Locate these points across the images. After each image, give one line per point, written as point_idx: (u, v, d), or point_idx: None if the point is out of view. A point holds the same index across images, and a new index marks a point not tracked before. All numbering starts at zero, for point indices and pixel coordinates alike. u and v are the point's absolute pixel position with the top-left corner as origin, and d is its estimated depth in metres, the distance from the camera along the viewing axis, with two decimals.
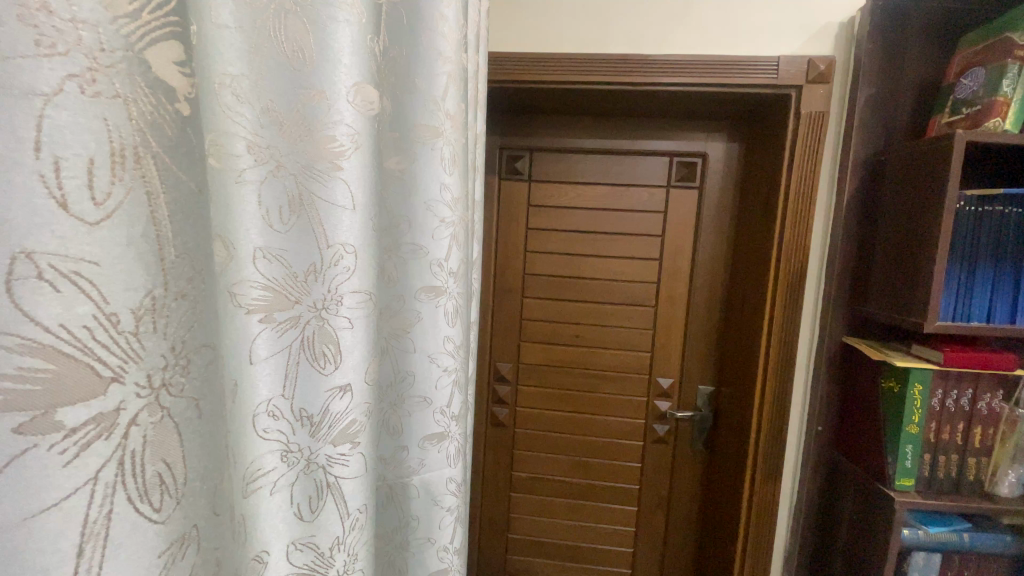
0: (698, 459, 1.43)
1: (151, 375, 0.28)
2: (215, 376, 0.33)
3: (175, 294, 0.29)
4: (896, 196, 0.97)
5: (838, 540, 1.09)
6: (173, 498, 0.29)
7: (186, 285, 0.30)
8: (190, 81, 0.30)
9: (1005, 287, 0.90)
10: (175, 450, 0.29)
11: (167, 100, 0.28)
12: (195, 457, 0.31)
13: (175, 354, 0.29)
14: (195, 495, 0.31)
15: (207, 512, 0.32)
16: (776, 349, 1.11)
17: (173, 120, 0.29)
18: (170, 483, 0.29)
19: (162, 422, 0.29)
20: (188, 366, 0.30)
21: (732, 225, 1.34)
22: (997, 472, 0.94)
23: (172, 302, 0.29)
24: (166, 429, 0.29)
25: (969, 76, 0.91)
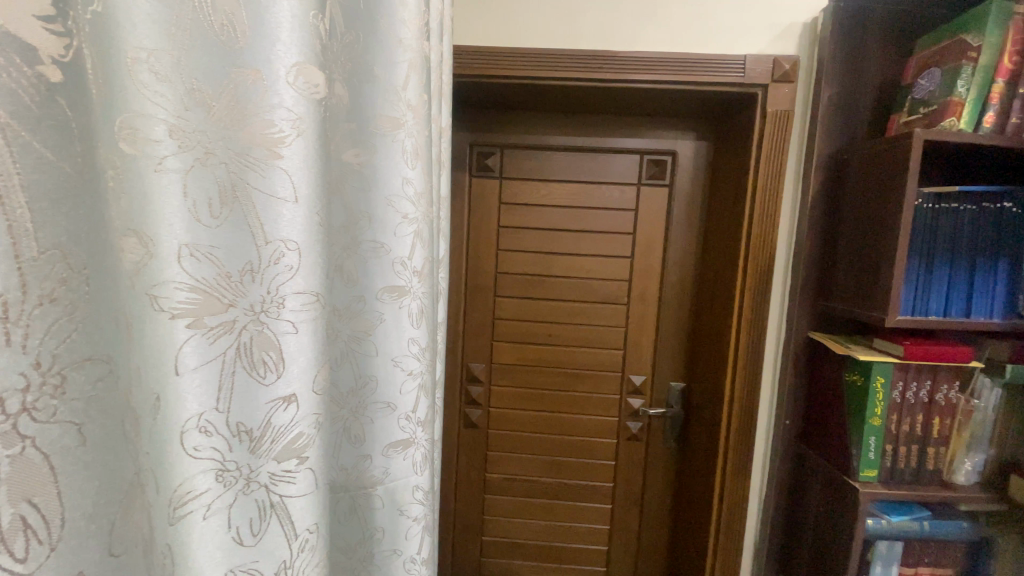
0: (670, 455, 1.44)
1: (8, 399, 0.26)
2: (110, 394, 0.32)
3: (40, 299, 0.27)
4: (859, 193, 0.98)
5: (805, 531, 1.10)
6: (44, 545, 0.28)
7: (57, 287, 0.28)
8: (65, 43, 0.28)
9: (961, 281, 0.92)
10: (44, 489, 0.27)
11: (24, 63, 0.26)
12: (77, 490, 0.29)
13: (40, 372, 0.27)
14: (78, 536, 0.30)
15: (97, 554, 0.31)
16: (745, 344, 1.12)
17: (37, 86, 0.27)
18: (38, 525, 0.27)
19: (25, 454, 0.27)
20: (63, 386, 0.28)
21: (702, 222, 1.34)
22: (955, 460, 0.96)
23: (36, 311, 0.27)
24: (30, 463, 0.27)
25: (925, 76, 0.93)
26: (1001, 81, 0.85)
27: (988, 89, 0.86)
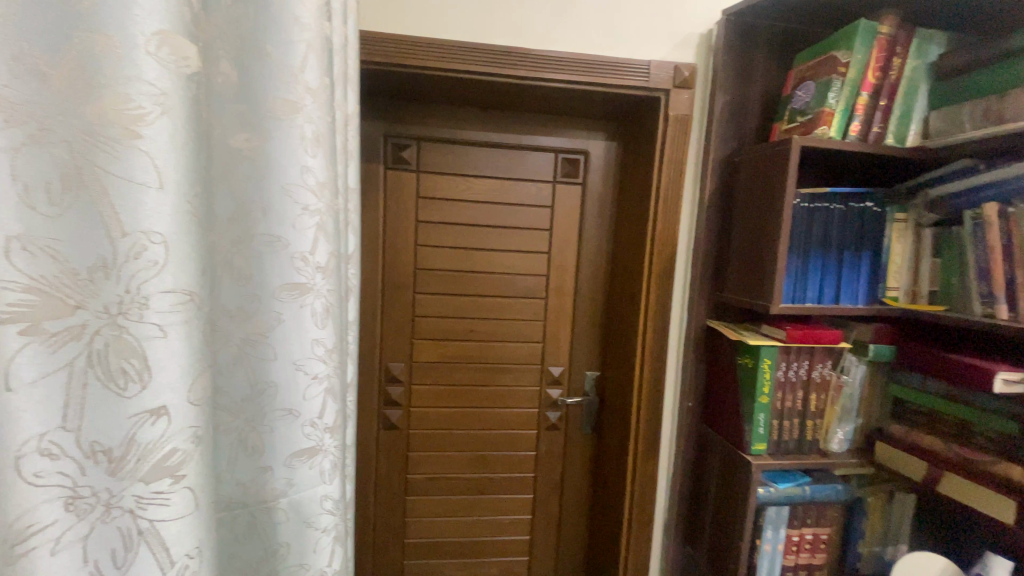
0: (587, 442, 1.49)
1: None
2: None
3: None
4: (747, 192, 1.07)
5: (707, 504, 1.19)
6: None
7: None
8: None
9: (832, 272, 1.04)
10: None
11: None
12: None
13: None
14: None
15: None
16: (653, 332, 1.19)
17: None
18: None
19: None
20: None
21: (613, 218, 1.40)
22: (830, 431, 1.09)
23: None
24: None
25: (803, 88, 1.03)
26: (864, 94, 0.97)
27: (854, 101, 0.97)
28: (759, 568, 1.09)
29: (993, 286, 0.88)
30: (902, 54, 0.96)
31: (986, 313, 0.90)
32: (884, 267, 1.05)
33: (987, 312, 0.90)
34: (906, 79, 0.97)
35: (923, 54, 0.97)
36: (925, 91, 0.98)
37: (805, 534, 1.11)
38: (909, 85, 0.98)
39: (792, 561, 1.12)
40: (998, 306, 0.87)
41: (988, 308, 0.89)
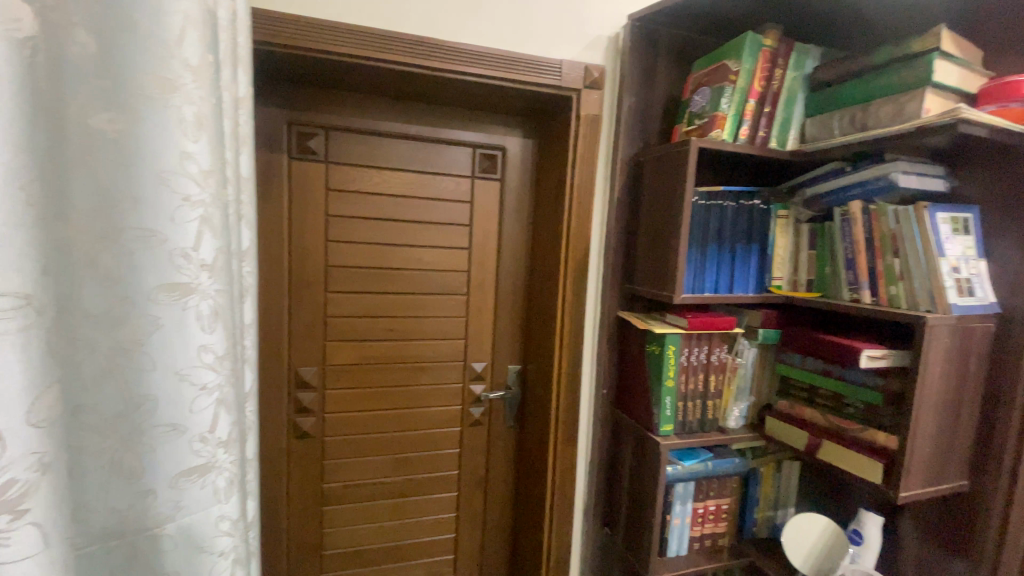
0: (510, 435, 1.50)
1: None
2: None
3: None
4: (653, 189, 1.13)
5: (622, 486, 1.25)
6: None
7: None
8: None
9: (727, 264, 1.13)
10: None
11: None
12: None
13: None
14: None
15: None
16: (570, 325, 1.22)
17: None
18: None
19: None
20: None
21: (531, 213, 1.42)
22: (727, 408, 1.18)
23: None
24: None
25: (700, 93, 1.10)
26: (751, 101, 1.06)
27: (742, 107, 1.06)
28: (669, 540, 1.17)
29: (858, 274, 1.01)
30: (782, 66, 1.06)
31: (852, 298, 1.03)
32: (770, 259, 1.15)
33: (854, 297, 1.02)
34: (786, 88, 1.08)
35: (800, 66, 1.07)
36: (801, 100, 1.09)
37: (709, 506, 1.20)
38: (789, 94, 1.08)
39: (699, 532, 1.20)
40: (863, 291, 1.00)
41: (854, 293, 1.02)
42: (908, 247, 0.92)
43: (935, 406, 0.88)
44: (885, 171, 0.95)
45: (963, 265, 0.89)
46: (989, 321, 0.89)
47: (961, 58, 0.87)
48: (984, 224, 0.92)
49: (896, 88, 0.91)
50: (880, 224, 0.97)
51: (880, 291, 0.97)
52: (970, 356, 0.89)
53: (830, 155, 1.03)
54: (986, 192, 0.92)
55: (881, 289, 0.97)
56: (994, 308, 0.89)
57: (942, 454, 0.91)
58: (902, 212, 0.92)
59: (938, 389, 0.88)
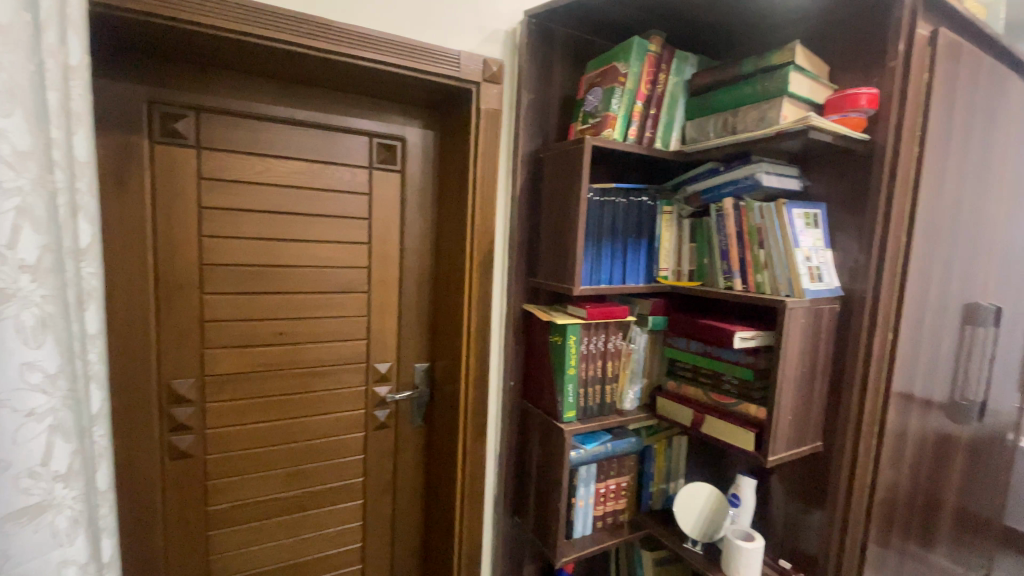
0: (418, 435, 1.46)
1: None
2: None
3: None
4: (552, 183, 1.15)
5: (530, 476, 1.27)
6: None
7: None
8: None
9: (620, 256, 1.18)
10: None
11: None
12: None
13: None
14: None
15: None
16: (476, 320, 1.21)
17: None
18: None
19: None
20: None
21: (434, 207, 1.38)
22: (623, 392, 1.25)
23: None
24: None
25: (593, 93, 1.13)
26: (639, 103, 1.12)
27: (631, 108, 1.11)
28: (574, 522, 1.21)
29: (731, 264, 1.12)
30: (665, 71, 1.14)
31: (727, 286, 1.14)
32: (657, 250, 1.23)
33: (728, 285, 1.14)
34: (668, 92, 1.15)
35: (680, 73, 1.16)
36: (682, 104, 1.17)
37: (609, 484, 1.26)
38: (671, 98, 1.16)
39: (601, 511, 1.26)
40: (735, 279, 1.11)
41: (729, 281, 1.13)
42: (771, 239, 1.03)
43: (795, 379, 1.01)
44: (752, 171, 1.06)
45: (814, 255, 1.02)
46: (834, 303, 1.04)
47: (810, 72, 0.99)
48: (829, 219, 1.06)
49: (760, 98, 1.02)
50: (748, 219, 1.08)
51: (750, 279, 1.09)
52: (821, 334, 1.02)
53: (708, 155, 1.12)
54: (831, 191, 1.06)
55: (750, 277, 1.09)
56: (837, 292, 1.04)
57: (800, 420, 1.04)
58: (765, 209, 1.04)
59: (797, 364, 1.00)
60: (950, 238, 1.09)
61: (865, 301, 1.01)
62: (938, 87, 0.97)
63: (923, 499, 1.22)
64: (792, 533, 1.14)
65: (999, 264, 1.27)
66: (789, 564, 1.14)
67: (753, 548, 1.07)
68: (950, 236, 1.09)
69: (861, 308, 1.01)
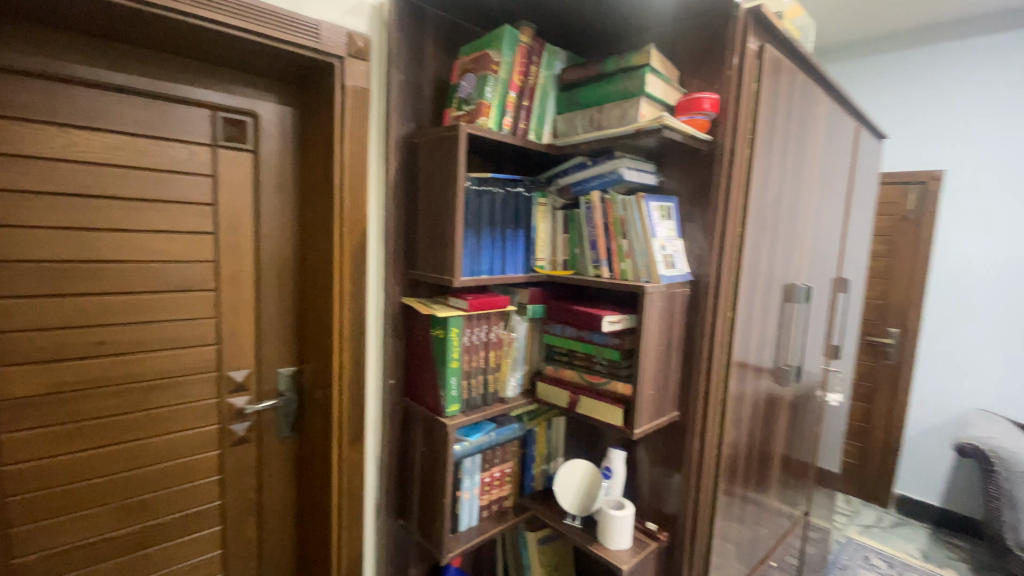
0: (287, 447, 1.33)
1: None
2: None
3: None
4: (427, 170, 1.11)
5: (413, 475, 1.22)
6: None
7: None
8: None
9: (500, 246, 1.18)
10: None
11: None
12: None
13: None
14: None
15: None
16: (348, 316, 1.12)
17: None
18: None
19: None
20: None
21: (296, 194, 1.25)
22: (506, 381, 1.26)
23: None
24: None
25: (466, 79, 1.11)
26: (512, 93, 1.12)
27: (505, 97, 1.11)
28: (460, 515, 1.19)
29: (599, 253, 1.19)
30: (536, 63, 1.15)
31: (596, 273, 1.21)
32: (534, 240, 1.25)
33: (598, 272, 1.20)
34: (540, 85, 1.17)
35: (551, 66, 1.18)
36: (553, 98, 1.20)
37: (494, 472, 1.27)
38: (543, 90, 1.18)
39: (487, 500, 1.26)
40: (603, 267, 1.18)
41: (598, 269, 1.20)
42: (633, 230, 1.11)
43: (655, 357, 1.10)
44: (615, 166, 1.13)
45: (669, 244, 1.12)
46: (685, 287, 1.15)
47: (663, 75, 1.08)
48: (680, 211, 1.18)
49: (622, 96, 1.08)
50: (613, 211, 1.15)
51: (616, 267, 1.16)
52: (675, 316, 1.13)
53: (577, 149, 1.17)
54: (681, 186, 1.18)
55: (616, 265, 1.16)
56: (687, 277, 1.16)
57: (660, 394, 1.14)
58: (628, 202, 1.12)
59: (656, 344, 1.10)
60: (773, 228, 1.28)
61: (710, 285, 1.13)
62: (763, 96, 1.12)
63: (757, 452, 1.43)
64: (656, 497, 1.26)
65: (808, 250, 1.52)
66: (654, 525, 1.26)
67: (624, 515, 1.16)
68: (773, 226, 1.28)
69: (707, 290, 1.14)
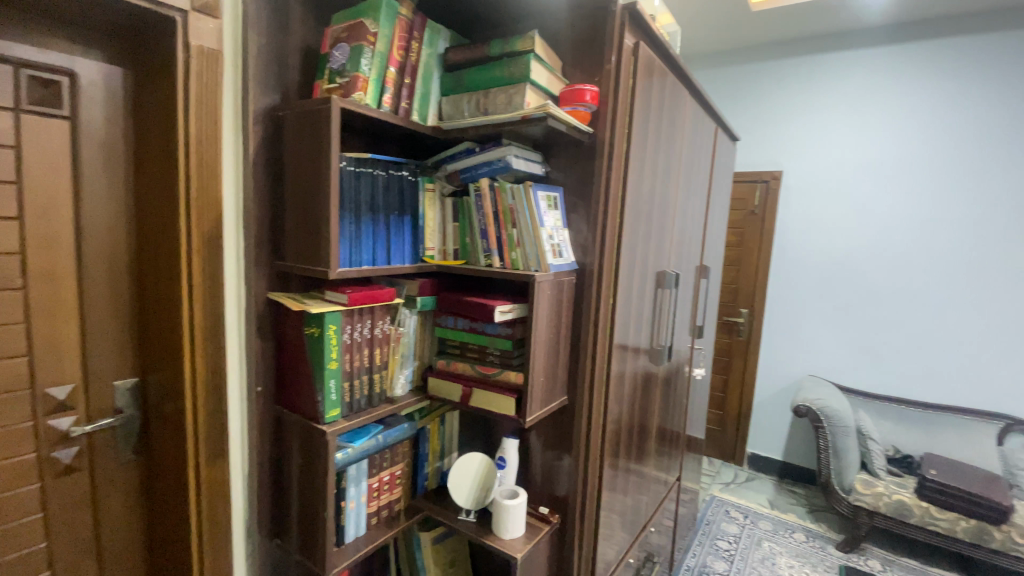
0: (131, 474, 1.06)
1: None
2: None
3: None
4: (294, 150, 0.99)
5: (290, 488, 1.10)
6: None
7: None
8: None
9: (382, 235, 1.09)
10: None
11: None
12: None
13: None
14: None
15: None
16: (201, 315, 0.97)
17: None
18: None
19: None
20: None
21: (132, 164, 1.00)
22: (395, 378, 1.18)
23: None
24: None
25: (338, 49, 1.00)
26: (391, 69, 1.04)
27: (384, 72, 1.02)
28: (346, 526, 1.11)
29: (490, 242, 1.16)
30: (418, 40, 1.08)
31: (487, 263, 1.19)
32: (422, 229, 1.19)
33: (489, 262, 1.18)
34: (422, 64, 1.10)
35: (433, 45, 1.12)
36: (436, 78, 1.14)
37: (383, 476, 1.20)
38: (426, 69, 1.11)
39: (375, 507, 1.19)
40: (494, 257, 1.16)
41: (488, 259, 1.18)
42: (521, 219, 1.10)
43: (544, 346, 1.11)
44: (503, 154, 1.10)
45: (555, 234, 1.14)
46: (571, 276, 1.18)
47: (547, 63, 1.08)
48: (566, 201, 1.19)
49: (507, 81, 1.06)
50: (502, 199, 1.13)
51: (506, 256, 1.15)
52: (563, 303, 1.15)
53: (463, 135, 1.12)
54: (566, 176, 1.19)
55: (506, 254, 1.15)
56: (573, 266, 1.18)
57: (549, 382, 1.15)
58: (516, 190, 1.10)
59: (546, 332, 1.10)
60: (647, 219, 1.36)
61: (594, 272, 1.16)
62: (638, 92, 1.18)
63: (636, 428, 1.52)
64: (548, 482, 1.28)
65: (677, 240, 1.65)
66: (546, 509, 1.28)
67: (517, 504, 1.16)
68: (648, 217, 1.36)
69: (592, 278, 1.17)
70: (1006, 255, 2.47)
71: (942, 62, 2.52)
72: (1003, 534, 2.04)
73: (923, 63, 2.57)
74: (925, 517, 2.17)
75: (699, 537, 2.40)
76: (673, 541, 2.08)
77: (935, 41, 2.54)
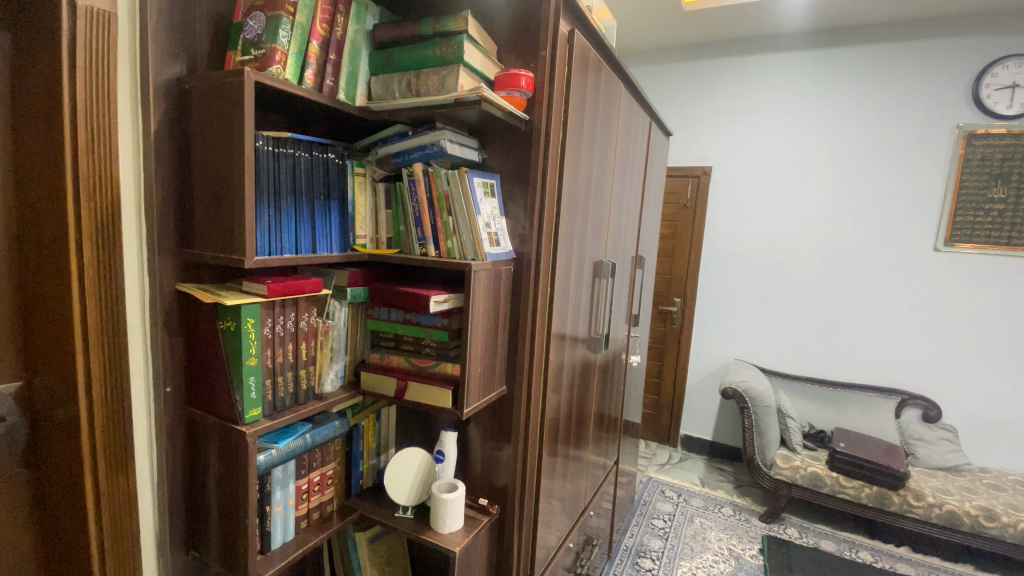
0: (19, 492, 0.91)
1: None
2: None
3: None
4: (203, 127, 0.91)
5: (208, 494, 1.02)
6: None
7: None
8: None
9: (305, 222, 1.03)
10: None
11: None
12: None
13: None
14: None
15: None
16: (96, 310, 0.87)
17: None
18: None
19: None
20: None
21: (7, 131, 0.84)
22: (324, 373, 1.12)
23: None
24: None
25: (252, 17, 0.92)
26: (313, 42, 0.97)
27: (304, 45, 0.96)
28: (272, 532, 1.04)
29: (424, 230, 1.13)
30: (343, 13, 1.02)
31: (422, 253, 1.15)
32: (351, 216, 1.13)
33: (423, 251, 1.14)
34: (349, 39, 1.04)
35: (360, 20, 1.06)
36: (364, 57, 1.08)
37: (313, 477, 1.14)
38: (353, 46, 1.05)
39: (305, 509, 1.13)
40: (429, 245, 1.13)
41: (423, 247, 1.14)
42: (457, 206, 1.07)
43: (482, 336, 1.09)
44: (437, 138, 1.06)
45: (492, 222, 1.12)
46: (509, 265, 1.16)
47: (480, 45, 1.05)
48: (502, 190, 1.18)
49: (440, 62, 1.02)
50: (436, 185, 1.10)
51: (441, 245, 1.12)
52: (500, 293, 1.14)
53: (395, 117, 1.07)
54: (503, 163, 1.17)
55: (442, 243, 1.11)
56: (511, 256, 1.17)
57: (487, 372, 1.14)
58: (451, 176, 1.07)
59: (484, 322, 1.08)
60: (584, 208, 1.37)
61: (531, 262, 1.16)
62: (573, 81, 1.17)
63: (575, 415, 1.54)
64: (487, 473, 1.27)
65: (613, 229, 1.68)
66: (485, 500, 1.27)
67: (456, 497, 1.14)
68: (584, 206, 1.37)
69: (528, 267, 1.16)
70: (903, 246, 2.72)
71: (852, 68, 2.74)
72: (900, 497, 2.25)
73: (835, 68, 2.77)
74: (835, 486, 2.38)
75: (636, 517, 2.49)
76: (612, 523, 2.14)
77: (845, 48, 2.74)
